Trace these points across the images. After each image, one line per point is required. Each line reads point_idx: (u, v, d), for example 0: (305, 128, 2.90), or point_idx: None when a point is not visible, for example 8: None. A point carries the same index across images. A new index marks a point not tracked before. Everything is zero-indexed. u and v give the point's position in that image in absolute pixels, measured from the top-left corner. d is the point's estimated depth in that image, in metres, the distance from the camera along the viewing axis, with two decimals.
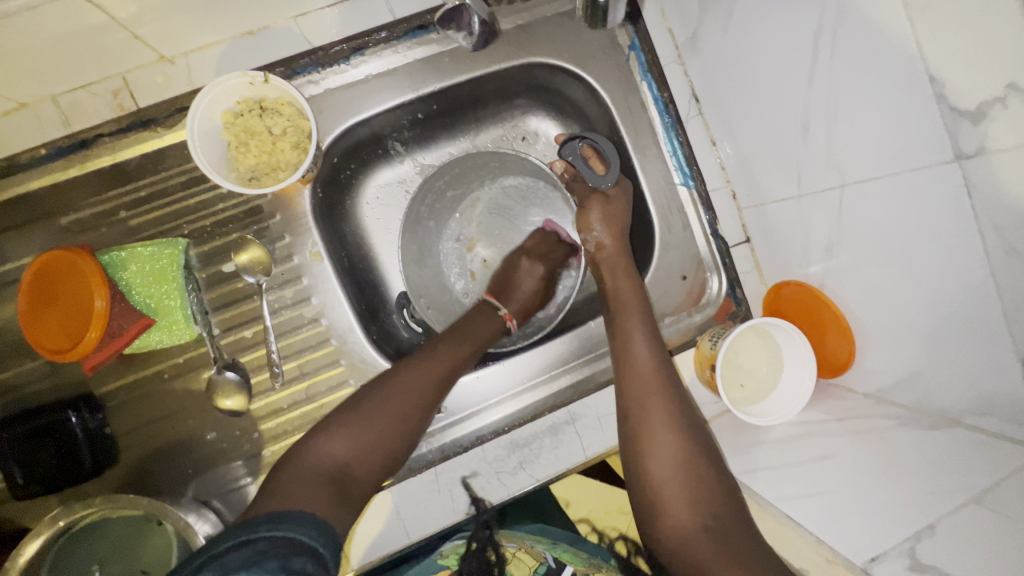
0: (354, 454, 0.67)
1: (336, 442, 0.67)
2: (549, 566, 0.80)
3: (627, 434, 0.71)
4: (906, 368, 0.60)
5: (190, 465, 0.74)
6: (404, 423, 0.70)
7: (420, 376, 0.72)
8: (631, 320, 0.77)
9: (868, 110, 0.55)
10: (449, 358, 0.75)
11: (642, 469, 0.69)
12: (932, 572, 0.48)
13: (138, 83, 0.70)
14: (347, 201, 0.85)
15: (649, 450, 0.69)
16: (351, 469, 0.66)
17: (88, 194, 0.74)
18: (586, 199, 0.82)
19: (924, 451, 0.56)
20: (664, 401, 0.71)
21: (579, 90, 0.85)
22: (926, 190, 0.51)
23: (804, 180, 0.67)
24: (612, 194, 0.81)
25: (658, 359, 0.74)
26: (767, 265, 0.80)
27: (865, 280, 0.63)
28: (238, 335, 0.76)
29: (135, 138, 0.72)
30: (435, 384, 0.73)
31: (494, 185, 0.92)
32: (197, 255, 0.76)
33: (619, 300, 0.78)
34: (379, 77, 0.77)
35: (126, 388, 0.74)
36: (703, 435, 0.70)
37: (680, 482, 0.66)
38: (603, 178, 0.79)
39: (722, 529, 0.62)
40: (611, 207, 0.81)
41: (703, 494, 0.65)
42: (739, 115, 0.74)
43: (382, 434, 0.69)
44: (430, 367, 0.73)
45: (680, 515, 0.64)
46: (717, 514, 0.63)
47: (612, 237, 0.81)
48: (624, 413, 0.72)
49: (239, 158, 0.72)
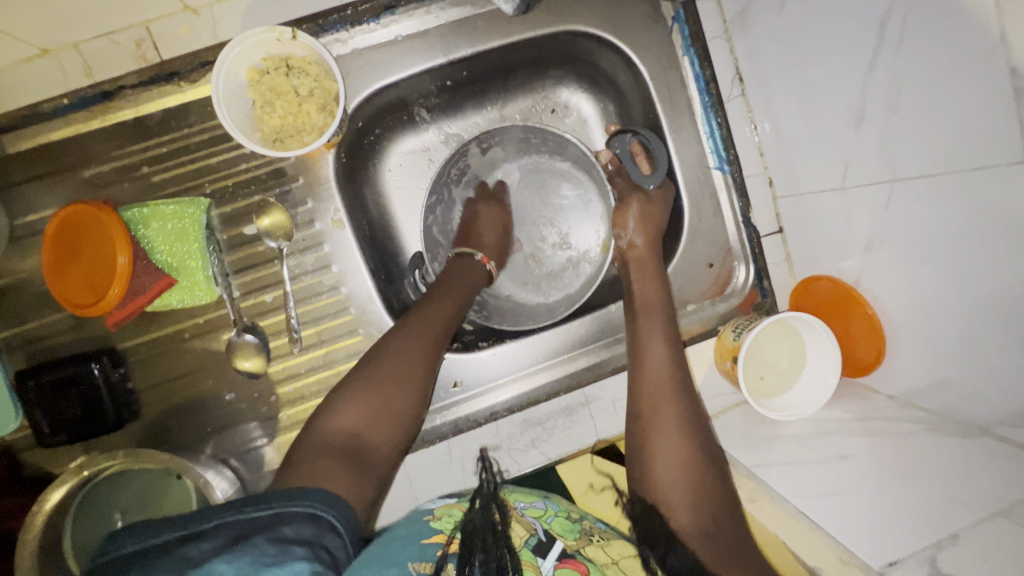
0: (367, 426, 0.63)
1: (348, 412, 0.63)
2: (541, 539, 0.58)
3: (635, 433, 0.70)
4: (937, 374, 0.58)
5: (209, 424, 0.75)
6: (416, 370, 0.67)
7: (429, 322, 0.70)
8: (653, 322, 0.75)
9: (934, 102, 0.51)
10: (460, 299, 0.75)
11: (647, 469, 0.67)
12: None
13: (161, 34, 0.67)
14: (370, 167, 0.83)
15: (656, 450, 0.67)
16: (367, 443, 0.63)
17: (111, 147, 0.73)
18: (626, 196, 0.82)
19: (949, 459, 0.55)
20: (676, 407, 0.70)
21: (616, 62, 0.81)
22: (987, 190, 0.48)
23: (851, 171, 0.64)
24: (654, 194, 0.81)
25: (675, 365, 0.73)
26: (799, 257, 0.78)
27: (904, 280, 0.61)
28: (259, 299, 0.76)
29: (158, 92, 0.71)
30: (444, 329, 0.71)
31: (529, 164, 0.90)
32: (219, 216, 0.75)
33: (641, 301, 0.77)
34: (408, 39, 0.74)
35: (147, 344, 0.75)
36: (712, 446, 0.69)
37: (683, 488, 0.65)
38: (646, 177, 0.78)
39: (723, 536, 0.61)
40: (651, 209, 0.81)
41: (707, 501, 0.64)
42: (787, 97, 0.70)
43: (399, 392, 0.65)
44: (439, 311, 0.72)
45: (683, 518, 0.63)
46: (720, 522, 0.62)
47: (645, 239, 0.81)
48: (635, 413, 0.71)
49: (264, 118, 0.69)
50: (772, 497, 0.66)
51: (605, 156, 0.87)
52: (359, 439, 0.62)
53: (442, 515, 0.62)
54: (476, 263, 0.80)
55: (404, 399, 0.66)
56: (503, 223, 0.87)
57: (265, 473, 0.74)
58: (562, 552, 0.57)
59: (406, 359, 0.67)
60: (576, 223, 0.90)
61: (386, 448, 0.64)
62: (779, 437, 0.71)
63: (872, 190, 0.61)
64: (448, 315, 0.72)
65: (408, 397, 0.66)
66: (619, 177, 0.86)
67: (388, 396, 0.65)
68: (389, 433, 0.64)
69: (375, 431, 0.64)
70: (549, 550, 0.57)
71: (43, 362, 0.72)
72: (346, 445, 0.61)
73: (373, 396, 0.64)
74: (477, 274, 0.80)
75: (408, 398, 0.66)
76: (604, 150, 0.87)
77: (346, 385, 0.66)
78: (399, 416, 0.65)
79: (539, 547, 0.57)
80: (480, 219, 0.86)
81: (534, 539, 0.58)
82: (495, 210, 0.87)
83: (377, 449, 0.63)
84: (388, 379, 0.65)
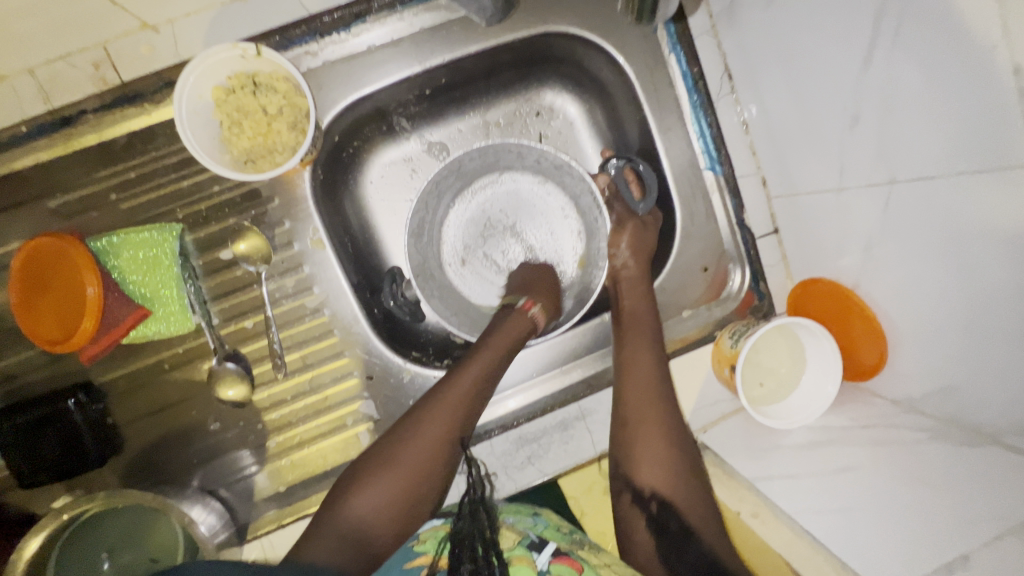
0: (376, 505, 0.60)
1: (368, 494, 0.60)
2: (534, 539, 0.58)
3: (622, 442, 0.68)
4: (940, 380, 0.56)
5: (195, 455, 0.73)
6: (438, 454, 0.63)
7: (451, 402, 0.65)
8: (639, 331, 0.73)
9: (931, 101, 0.49)
10: (495, 366, 0.69)
11: (630, 477, 0.65)
12: None
13: (120, 54, 0.65)
14: (349, 180, 0.80)
15: (641, 459, 0.65)
16: (371, 534, 0.59)
17: (77, 175, 0.70)
18: (623, 221, 0.79)
19: (956, 471, 0.53)
20: (661, 415, 0.68)
21: (600, 63, 0.78)
22: (987, 194, 0.46)
23: (847, 171, 0.61)
24: (646, 220, 0.80)
25: (661, 373, 0.71)
26: (796, 258, 0.75)
27: (902, 279, 0.59)
28: (239, 325, 0.73)
29: (120, 114, 0.67)
30: (468, 401, 0.66)
31: (507, 178, 0.86)
32: (194, 242, 0.72)
33: (629, 310, 0.75)
34: (382, 47, 0.71)
35: (125, 377, 0.72)
36: (694, 452, 0.67)
37: (668, 497, 0.64)
38: (640, 202, 0.77)
39: (707, 546, 0.59)
40: (644, 235, 0.79)
41: (693, 511, 0.63)
42: (777, 94, 0.67)
43: (415, 489, 0.61)
44: (467, 377, 0.67)
45: (664, 528, 0.61)
46: (702, 531, 0.61)
47: (639, 262, 0.78)
48: (620, 422, 0.69)
49: (232, 139, 0.67)
50: (772, 510, 0.64)
51: (600, 182, 0.81)
52: (367, 527, 0.58)
53: (427, 537, 0.61)
54: (518, 312, 0.73)
55: (422, 496, 0.62)
56: (527, 268, 0.82)
57: (256, 502, 0.72)
58: (556, 549, 0.56)
59: (421, 452, 0.63)
60: (547, 234, 0.86)
61: (394, 538, 0.60)
62: (780, 446, 0.69)
63: (870, 191, 0.59)
64: (472, 388, 0.67)
65: (426, 472, 0.62)
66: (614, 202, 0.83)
67: (402, 474, 0.61)
68: (396, 525, 0.60)
69: (384, 522, 0.60)
70: (543, 547, 0.57)
71: (18, 401, 0.69)
72: (350, 532, 0.58)
73: (393, 479, 0.61)
74: (521, 327, 0.72)
75: (427, 477, 0.62)
76: (602, 175, 0.81)
77: (375, 460, 0.63)
78: (420, 497, 0.62)
79: (533, 544, 0.58)
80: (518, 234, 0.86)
81: (526, 540, 0.59)
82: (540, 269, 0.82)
83: (381, 538, 0.59)
84: (412, 467, 0.62)
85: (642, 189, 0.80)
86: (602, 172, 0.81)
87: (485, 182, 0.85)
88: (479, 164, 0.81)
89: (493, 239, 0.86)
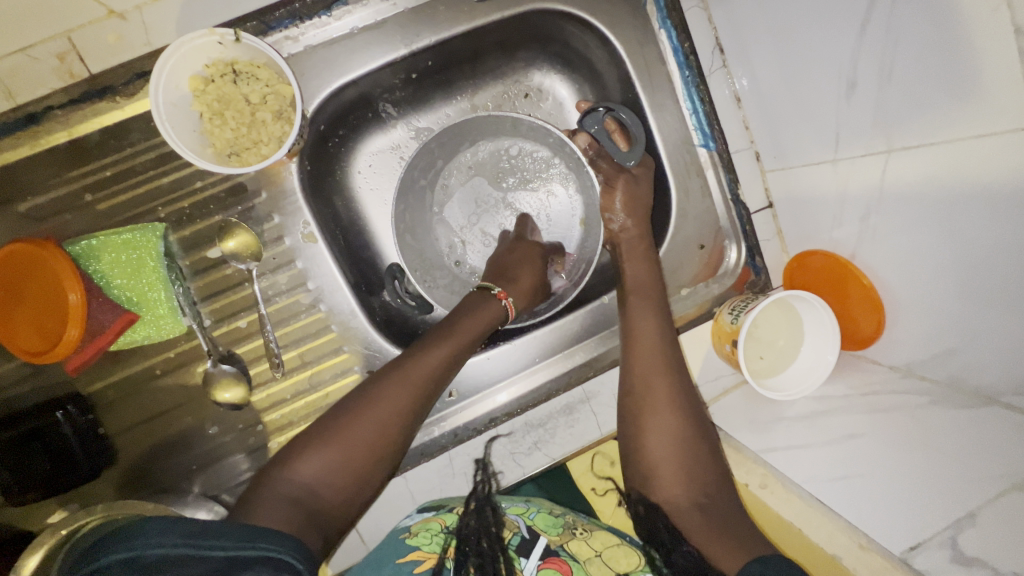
0: (325, 478, 0.59)
1: (312, 461, 0.59)
2: (524, 538, 0.61)
3: (629, 408, 0.68)
4: (938, 344, 0.57)
5: (195, 460, 0.71)
6: (389, 424, 0.62)
7: (415, 370, 0.65)
8: (644, 301, 0.73)
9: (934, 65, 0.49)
10: (462, 351, 0.68)
11: (638, 442, 0.66)
12: (977, 565, 0.48)
13: (86, 45, 0.61)
14: (337, 170, 0.78)
15: (649, 425, 0.66)
16: (322, 498, 0.58)
17: (48, 176, 0.66)
18: (612, 178, 0.78)
19: (957, 431, 0.54)
20: (668, 383, 0.68)
21: (590, 40, 0.76)
22: (985, 161, 0.47)
23: (843, 141, 0.61)
24: (636, 171, 0.77)
25: (667, 342, 0.71)
26: (791, 232, 0.76)
27: (898, 246, 0.59)
28: (232, 325, 0.71)
29: (90, 109, 0.64)
30: (435, 380, 0.65)
31: (490, 149, 0.83)
32: (178, 242, 0.69)
33: (632, 279, 0.75)
34: (365, 30, 0.68)
35: (115, 385, 0.70)
36: (702, 414, 0.68)
37: (676, 460, 0.64)
38: (627, 154, 0.74)
39: (716, 508, 0.60)
40: (638, 189, 0.77)
41: (700, 473, 0.63)
42: (771, 67, 0.67)
43: (355, 460, 0.60)
44: (437, 358, 0.66)
45: (673, 490, 0.62)
46: (711, 493, 0.62)
47: (636, 220, 0.77)
48: (627, 389, 0.69)
49: (215, 132, 0.64)
50: (784, 483, 0.65)
51: (583, 140, 0.82)
52: (316, 494, 0.58)
53: (417, 530, 0.63)
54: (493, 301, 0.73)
55: (370, 461, 0.61)
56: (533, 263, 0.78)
57: None
58: (546, 550, 0.59)
59: (386, 413, 0.62)
60: (542, 199, 0.85)
61: (345, 510, 0.60)
62: (782, 418, 0.70)
63: (867, 162, 0.59)
64: (444, 359, 0.66)
65: (369, 458, 0.61)
66: (600, 159, 0.82)
67: (345, 448, 0.60)
68: (345, 497, 0.59)
69: (331, 492, 0.59)
70: (532, 549, 0.59)
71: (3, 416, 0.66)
72: (297, 497, 0.56)
73: (334, 448, 0.59)
74: (492, 316, 0.72)
75: (372, 445, 0.61)
76: (581, 133, 0.82)
77: (312, 430, 0.61)
78: (363, 474, 0.61)
79: (522, 546, 0.60)
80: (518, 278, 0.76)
81: (518, 539, 0.61)
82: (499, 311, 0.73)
83: (333, 505, 0.59)
84: (354, 439, 0.60)
85: (626, 137, 0.78)
86: (583, 131, 0.82)
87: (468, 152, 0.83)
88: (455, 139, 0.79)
89: (484, 212, 0.84)
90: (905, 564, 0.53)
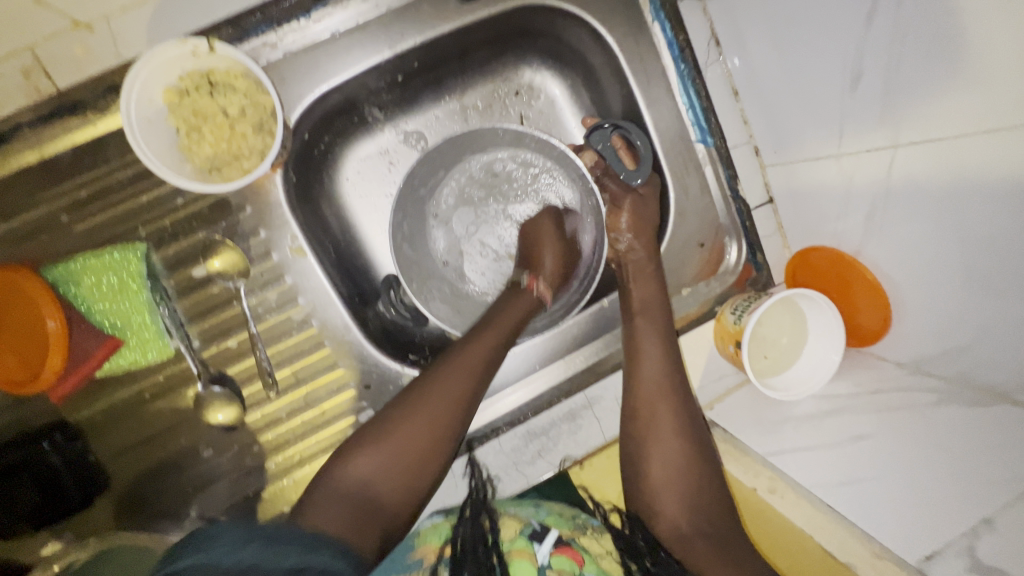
0: (384, 473, 0.59)
1: (369, 459, 0.59)
2: (535, 529, 0.56)
3: (632, 432, 0.67)
4: (947, 342, 0.56)
5: (189, 484, 0.69)
6: (441, 420, 0.62)
7: (464, 361, 0.65)
8: (649, 323, 0.71)
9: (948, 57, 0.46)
10: (502, 335, 0.68)
11: (641, 468, 0.65)
12: (995, 574, 0.47)
13: (52, 59, 0.59)
14: (324, 179, 0.75)
15: (652, 449, 0.65)
16: (380, 495, 0.58)
17: (21, 197, 0.63)
18: (619, 199, 0.77)
19: (969, 432, 0.53)
20: (673, 408, 0.66)
21: (581, 35, 0.73)
22: (994, 156, 0.45)
23: (847, 135, 0.59)
24: (645, 193, 0.76)
25: (673, 366, 0.69)
26: (793, 227, 0.74)
27: (905, 243, 0.57)
28: (222, 345, 0.69)
29: (61, 127, 0.61)
30: (482, 369, 0.65)
31: (490, 164, 0.80)
32: (161, 261, 0.67)
33: (638, 300, 0.73)
34: (347, 33, 0.65)
35: (102, 412, 0.67)
36: (708, 442, 0.66)
37: (680, 488, 0.62)
38: (634, 173, 0.72)
39: (719, 536, 0.59)
40: (644, 209, 0.76)
41: (704, 501, 0.62)
42: (771, 59, 0.65)
43: (407, 453, 0.60)
44: (478, 351, 0.66)
45: (676, 517, 0.61)
46: (714, 521, 0.60)
47: (644, 242, 0.75)
48: (631, 412, 0.68)
49: (193, 147, 0.61)
50: (794, 487, 0.63)
51: (589, 158, 0.79)
52: (375, 489, 0.58)
53: (427, 532, 0.58)
54: (524, 294, 0.73)
55: (425, 456, 0.60)
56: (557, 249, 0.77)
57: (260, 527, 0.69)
58: (559, 538, 0.54)
59: (435, 407, 0.62)
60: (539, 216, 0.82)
61: (404, 506, 0.59)
62: (788, 419, 0.69)
63: (872, 156, 0.57)
64: (491, 350, 0.67)
65: (428, 450, 0.60)
66: (607, 178, 0.80)
67: (400, 440, 0.60)
68: (402, 488, 0.59)
69: (390, 485, 0.58)
70: (546, 536, 0.54)
71: None
72: (359, 495, 0.57)
73: (388, 441, 0.60)
74: (528, 305, 0.72)
75: (427, 438, 0.61)
76: (588, 150, 0.79)
77: (365, 429, 0.62)
78: (419, 471, 0.60)
79: (534, 534, 0.55)
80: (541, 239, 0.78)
81: (529, 529, 0.56)
82: (535, 301, 0.73)
83: (392, 502, 0.58)
84: (403, 434, 0.60)
85: (634, 157, 0.75)
86: (589, 147, 0.78)
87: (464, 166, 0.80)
88: (453, 153, 0.77)
89: (483, 226, 0.82)
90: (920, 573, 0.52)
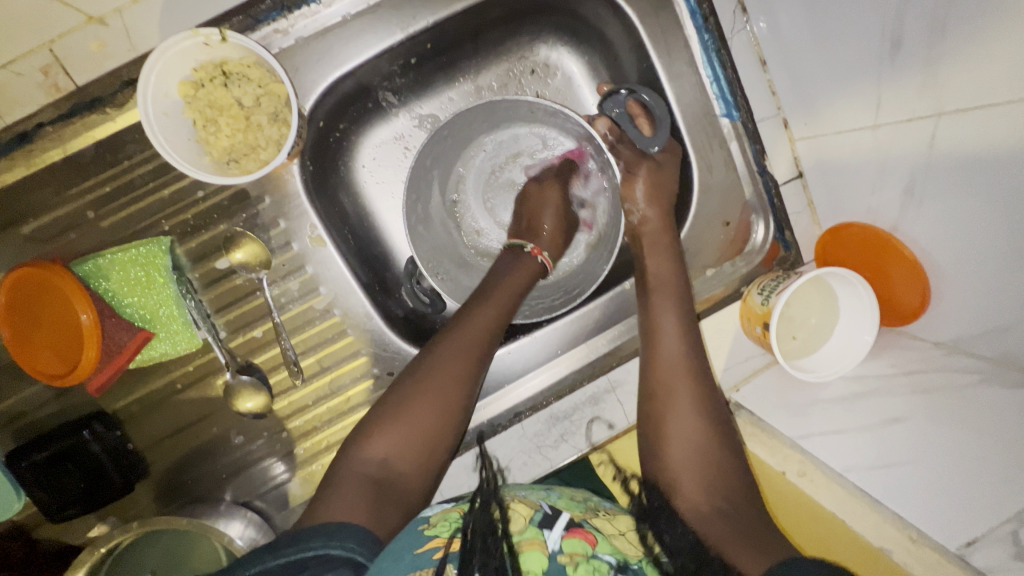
0: (400, 451, 0.59)
1: (381, 439, 0.59)
2: (546, 513, 0.54)
3: (650, 410, 0.66)
4: (989, 322, 0.53)
5: (224, 470, 0.71)
6: (451, 406, 0.62)
7: (465, 343, 0.64)
8: (665, 298, 0.70)
9: (1009, 12, 0.43)
10: (501, 306, 0.68)
11: (660, 447, 0.63)
12: None
13: (68, 56, 0.58)
14: (340, 166, 0.74)
15: (670, 430, 0.63)
16: (399, 472, 0.59)
17: (49, 195, 0.64)
18: (634, 166, 0.74)
19: (1012, 414, 0.51)
20: (693, 384, 0.65)
21: (599, 7, 0.70)
22: None
23: (885, 104, 0.56)
24: (661, 158, 0.73)
25: (692, 345, 0.68)
26: (824, 204, 0.71)
27: (947, 219, 0.54)
28: (248, 335, 0.70)
29: (81, 123, 0.61)
30: (481, 345, 0.65)
31: (505, 138, 0.81)
32: (186, 254, 0.68)
33: (654, 275, 0.71)
34: (358, 16, 0.64)
35: (138, 402, 0.70)
36: (728, 422, 0.64)
37: (698, 466, 0.60)
38: (651, 140, 0.70)
39: (739, 515, 0.56)
40: (661, 176, 0.74)
41: (723, 479, 0.59)
42: (803, 25, 0.61)
43: (420, 410, 0.61)
44: (477, 321, 0.66)
45: (695, 496, 0.58)
46: (732, 498, 0.58)
47: (658, 212, 0.74)
48: (648, 391, 0.67)
49: (211, 140, 0.62)
50: (822, 469, 0.62)
51: (601, 125, 0.77)
52: (393, 467, 0.58)
53: (436, 521, 0.54)
54: (527, 257, 0.74)
55: (435, 435, 0.61)
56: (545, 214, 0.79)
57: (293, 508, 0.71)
58: (570, 522, 0.53)
59: (441, 387, 0.62)
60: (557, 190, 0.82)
61: (418, 483, 0.60)
62: (819, 401, 0.67)
63: (913, 127, 0.54)
64: (491, 322, 0.67)
65: (435, 418, 0.61)
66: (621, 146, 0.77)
67: (409, 417, 0.60)
68: (417, 457, 0.60)
69: (404, 454, 0.59)
70: (554, 522, 0.53)
71: (29, 441, 0.67)
72: (373, 476, 0.57)
73: (401, 421, 0.60)
74: (532, 270, 0.74)
75: (438, 415, 0.61)
76: (601, 120, 0.76)
77: (371, 412, 0.62)
78: (432, 448, 0.61)
79: (544, 521, 0.53)
80: (535, 200, 0.79)
81: (539, 515, 0.54)
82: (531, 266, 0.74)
83: (407, 477, 0.59)
84: (414, 406, 0.61)
85: (651, 123, 0.72)
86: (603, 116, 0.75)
87: (484, 140, 0.80)
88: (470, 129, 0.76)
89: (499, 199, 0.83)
90: (960, 560, 0.50)
